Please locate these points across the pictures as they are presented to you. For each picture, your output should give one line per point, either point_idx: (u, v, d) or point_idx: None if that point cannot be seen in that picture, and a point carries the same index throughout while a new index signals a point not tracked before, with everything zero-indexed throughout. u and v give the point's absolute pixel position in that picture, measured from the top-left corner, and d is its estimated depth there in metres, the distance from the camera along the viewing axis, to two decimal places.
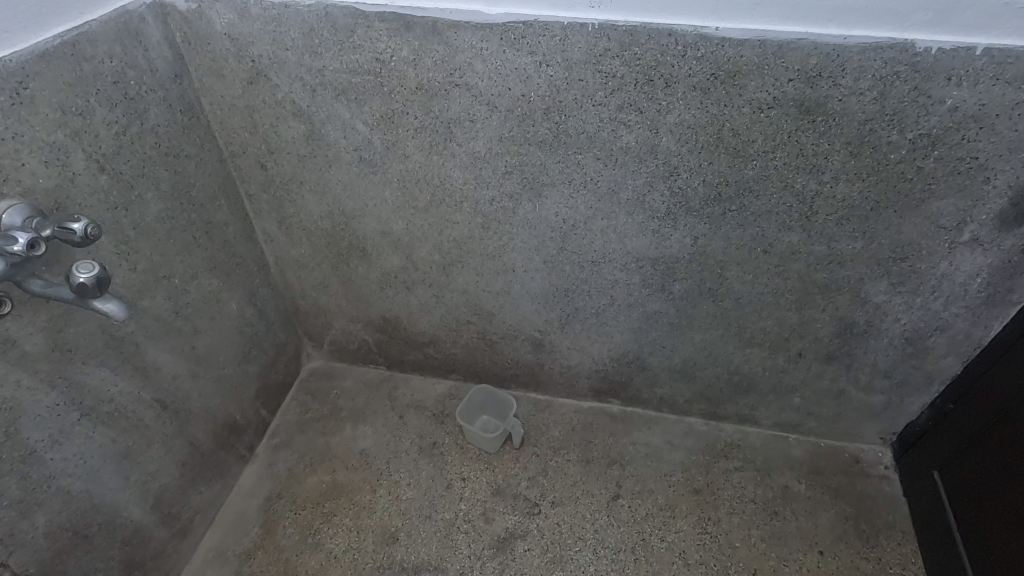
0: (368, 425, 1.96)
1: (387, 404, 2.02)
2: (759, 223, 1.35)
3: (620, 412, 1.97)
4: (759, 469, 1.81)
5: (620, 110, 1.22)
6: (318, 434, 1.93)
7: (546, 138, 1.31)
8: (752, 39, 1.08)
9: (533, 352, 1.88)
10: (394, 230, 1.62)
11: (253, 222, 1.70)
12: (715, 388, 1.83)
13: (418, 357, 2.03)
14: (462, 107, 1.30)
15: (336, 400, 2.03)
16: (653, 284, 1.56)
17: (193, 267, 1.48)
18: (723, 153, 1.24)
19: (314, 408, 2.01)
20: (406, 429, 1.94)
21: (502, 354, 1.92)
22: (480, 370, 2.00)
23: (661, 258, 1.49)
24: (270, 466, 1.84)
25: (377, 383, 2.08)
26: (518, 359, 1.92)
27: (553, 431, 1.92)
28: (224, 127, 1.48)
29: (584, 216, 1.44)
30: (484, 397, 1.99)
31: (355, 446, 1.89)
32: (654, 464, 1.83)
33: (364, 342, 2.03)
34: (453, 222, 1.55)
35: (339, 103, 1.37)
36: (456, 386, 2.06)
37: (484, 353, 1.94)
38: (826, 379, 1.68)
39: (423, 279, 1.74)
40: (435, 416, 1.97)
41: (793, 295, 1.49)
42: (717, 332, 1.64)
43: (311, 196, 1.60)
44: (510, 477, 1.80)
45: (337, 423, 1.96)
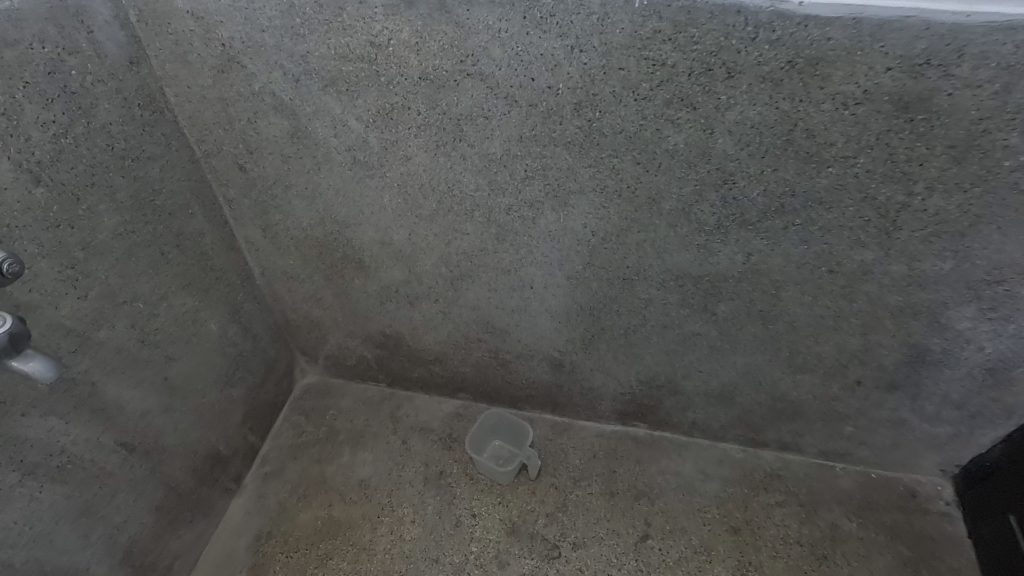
0: (368, 450, 1.77)
1: (389, 426, 1.83)
2: (828, 238, 1.13)
3: (646, 436, 1.78)
4: (804, 505, 1.62)
5: (669, 105, 1.00)
6: (313, 462, 1.75)
7: (576, 138, 1.09)
8: (844, 17, 0.85)
9: (552, 372, 1.68)
10: (395, 240, 1.41)
11: (234, 230, 1.49)
12: (756, 414, 1.63)
13: (422, 374, 1.83)
14: (475, 101, 1.08)
15: (333, 422, 1.85)
16: (693, 304, 1.35)
17: (162, 287, 1.28)
18: (791, 158, 1.02)
19: (309, 430, 1.82)
20: (410, 457, 1.75)
21: (516, 373, 1.72)
22: (491, 390, 1.81)
23: (705, 276, 1.28)
24: (260, 500, 1.66)
25: (378, 402, 1.89)
26: (534, 379, 1.72)
27: (572, 458, 1.74)
28: (194, 122, 1.26)
29: (617, 227, 1.23)
30: (495, 421, 1.82)
31: (354, 476, 1.71)
32: (686, 499, 1.65)
33: (363, 357, 1.84)
34: (462, 232, 1.34)
35: (328, 96, 1.15)
36: (465, 405, 1.87)
37: (496, 372, 1.74)
38: (886, 409, 1.48)
39: (428, 294, 1.54)
40: (442, 440, 1.79)
41: (859, 319, 1.28)
42: (764, 357, 1.44)
43: (298, 202, 1.39)
44: (526, 512, 1.62)
45: (334, 448, 1.78)
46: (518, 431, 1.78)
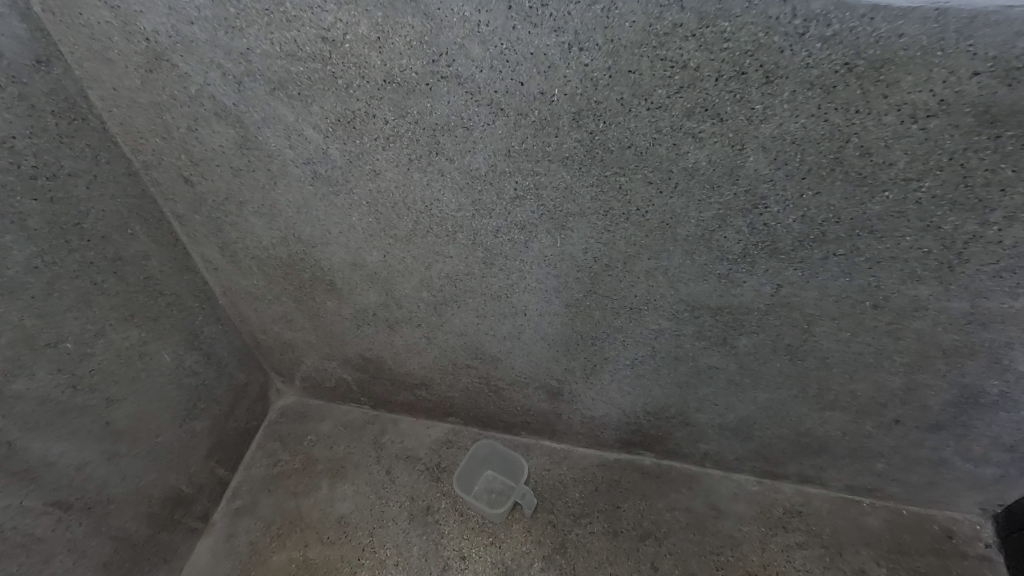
0: (348, 483, 1.62)
1: (372, 455, 1.68)
2: (876, 271, 0.95)
3: (653, 466, 1.62)
4: (828, 548, 1.46)
5: (690, 116, 0.81)
6: (288, 495, 1.60)
7: (575, 153, 0.90)
8: (925, 7, 0.65)
9: (549, 400, 1.51)
10: (368, 262, 1.23)
11: (188, 248, 1.32)
12: (776, 448, 1.46)
13: (407, 398, 1.67)
14: (453, 109, 0.90)
15: (311, 449, 1.70)
16: (710, 337, 1.18)
17: (97, 322, 1.11)
18: (839, 179, 0.84)
19: (284, 459, 1.67)
20: (394, 490, 1.60)
21: (509, 400, 1.56)
22: (483, 416, 1.65)
23: (725, 307, 1.10)
24: (229, 540, 1.51)
25: (360, 427, 1.74)
26: (530, 406, 1.56)
27: (572, 491, 1.58)
28: (127, 131, 1.08)
29: (624, 254, 1.05)
30: (489, 452, 1.67)
31: (333, 512, 1.56)
32: (697, 539, 1.49)
33: (343, 380, 1.68)
34: (444, 255, 1.16)
35: (277, 101, 0.96)
36: (454, 431, 1.72)
37: (487, 398, 1.57)
38: (925, 448, 1.31)
39: (409, 318, 1.36)
40: (429, 471, 1.64)
41: (903, 358, 1.10)
42: (789, 393, 1.27)
43: (256, 219, 1.21)
44: (521, 555, 1.47)
45: (311, 479, 1.63)
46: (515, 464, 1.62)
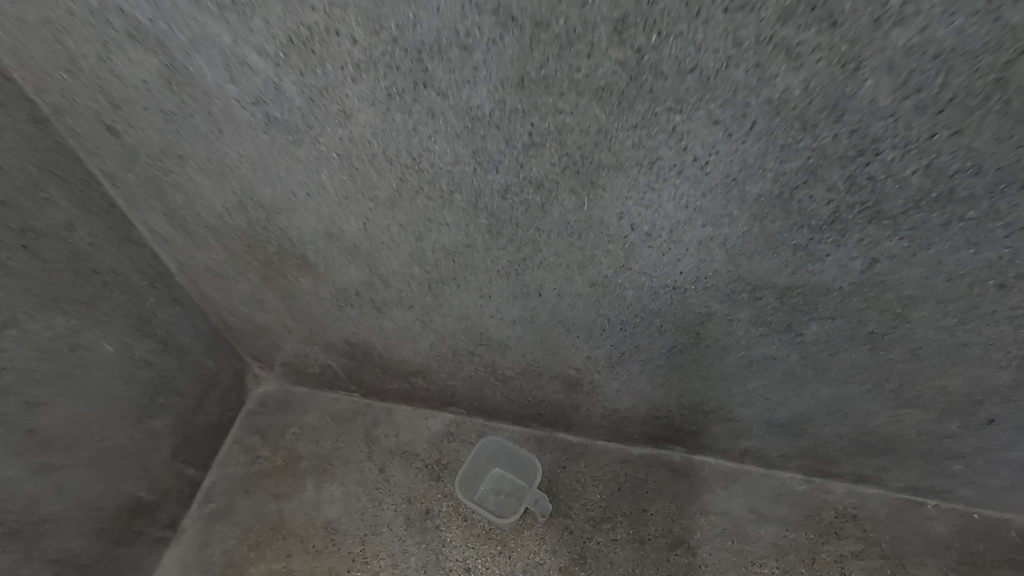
0: (336, 483, 1.43)
1: (363, 450, 1.48)
2: (1015, 241, 0.71)
3: (683, 462, 1.42)
4: (888, 559, 1.26)
5: (786, 21, 0.56)
6: (268, 498, 1.41)
7: (614, 81, 0.66)
8: None
9: (565, 391, 1.30)
10: (345, 232, 1.00)
11: (130, 215, 1.09)
12: (831, 446, 1.25)
13: (402, 386, 1.46)
14: (444, 19, 0.64)
15: (294, 444, 1.50)
16: (770, 323, 0.95)
17: (5, 311, 0.89)
18: (992, 113, 0.59)
19: (265, 456, 1.48)
20: (388, 491, 1.41)
21: (519, 390, 1.34)
22: (488, 406, 1.44)
23: (795, 287, 0.86)
24: (202, 550, 1.33)
25: (350, 417, 1.54)
26: (542, 397, 1.34)
27: (591, 493, 1.38)
28: (23, 63, 0.83)
29: (670, 219, 0.81)
30: (495, 449, 1.46)
31: (319, 518, 1.37)
32: (735, 549, 1.30)
33: (328, 366, 1.47)
34: (439, 222, 0.92)
35: (205, 16, 0.71)
36: (456, 421, 1.51)
37: (493, 388, 1.36)
38: (1018, 452, 1.09)
39: (399, 299, 1.13)
40: (428, 468, 1.44)
41: (1021, 350, 0.86)
42: (859, 388, 1.05)
43: (204, 179, 0.97)
44: (534, 567, 1.29)
45: (294, 479, 1.44)
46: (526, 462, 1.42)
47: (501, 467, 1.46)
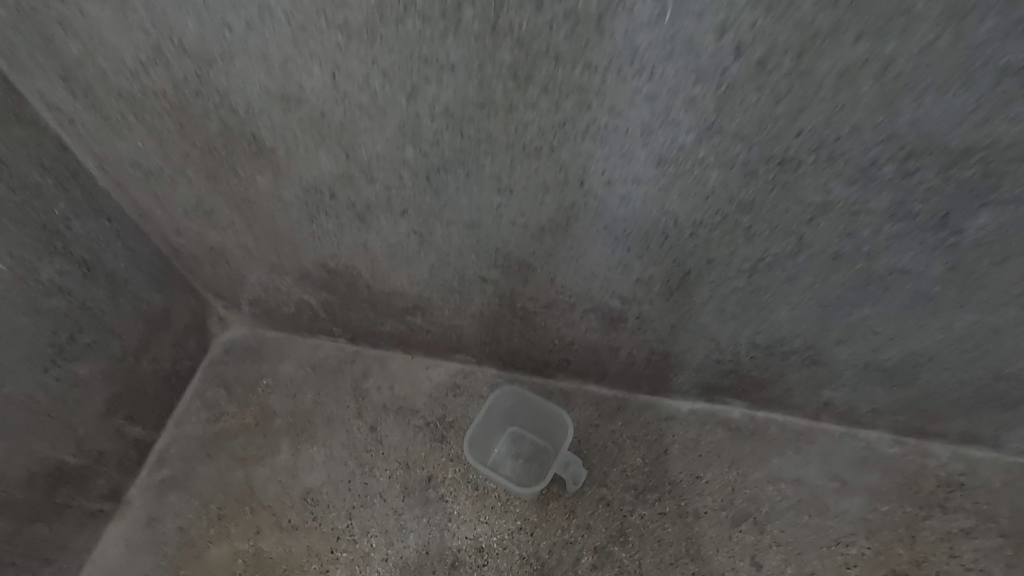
0: (317, 445, 1.17)
1: (350, 405, 1.22)
2: None
3: (743, 420, 1.16)
4: (1009, 538, 1.00)
5: None
6: (234, 463, 1.15)
7: None
8: None
9: (601, 329, 1.02)
10: (307, 93, 0.71)
11: (20, 84, 0.80)
12: (943, 398, 0.98)
13: (397, 328, 1.19)
14: None
15: (267, 399, 1.23)
16: (916, 215, 0.66)
17: None
18: None
19: (231, 413, 1.22)
20: (381, 455, 1.15)
21: (543, 329, 1.07)
22: (504, 351, 1.17)
23: (976, 150, 0.57)
24: (152, 527, 1.08)
25: (335, 367, 1.27)
26: (572, 338, 1.07)
27: (630, 457, 1.12)
28: None
29: (802, 32, 0.51)
30: (510, 402, 1.15)
31: (297, 487, 1.12)
32: (813, 524, 1.04)
33: (305, 303, 1.19)
34: (439, 65, 0.63)
35: None
36: (464, 371, 1.25)
37: (510, 327, 1.09)
38: None
39: (387, 201, 0.85)
40: (430, 427, 1.18)
41: None
42: (1016, 314, 0.76)
43: (100, 8, 0.67)
44: (562, 547, 1.04)
45: (267, 440, 1.18)
46: (550, 420, 1.12)
47: (521, 425, 1.18)
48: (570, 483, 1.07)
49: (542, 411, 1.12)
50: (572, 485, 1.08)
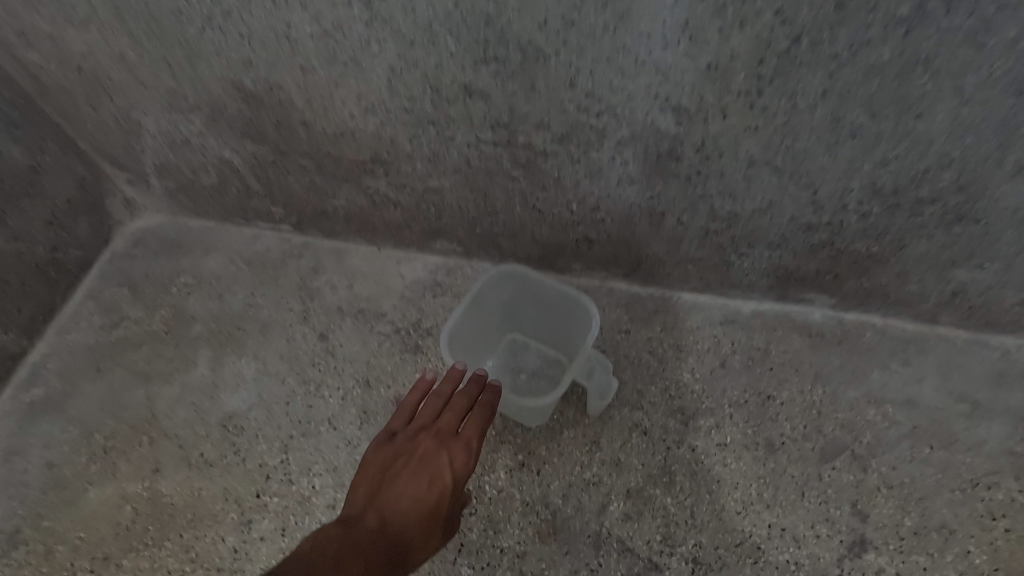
0: (246, 358, 0.86)
1: (293, 309, 0.91)
2: None
3: (828, 323, 0.84)
4: None
5: None
6: (131, 380, 0.84)
7: None
8: None
9: (640, 178, 0.70)
10: None
11: None
12: None
13: (355, 201, 0.87)
14: None
15: (183, 301, 0.92)
16: None
17: None
18: None
19: (133, 318, 0.90)
20: (332, 370, 0.84)
21: (554, 186, 0.75)
22: (500, 232, 0.85)
23: None
24: (10, 463, 0.78)
25: (276, 262, 0.96)
26: (596, 198, 0.75)
27: (674, 371, 0.81)
28: None
29: None
30: (505, 295, 0.81)
31: (215, 411, 0.81)
32: (938, 460, 0.73)
33: (227, 167, 0.86)
34: None
35: None
36: (447, 266, 0.93)
37: (508, 185, 0.77)
38: None
39: None
40: (401, 335, 0.87)
41: None
42: None
43: None
44: (581, 490, 0.73)
45: (178, 353, 0.87)
46: (566, 317, 0.79)
47: (528, 328, 0.85)
48: (595, 398, 0.76)
49: (554, 305, 0.79)
50: (597, 402, 0.76)
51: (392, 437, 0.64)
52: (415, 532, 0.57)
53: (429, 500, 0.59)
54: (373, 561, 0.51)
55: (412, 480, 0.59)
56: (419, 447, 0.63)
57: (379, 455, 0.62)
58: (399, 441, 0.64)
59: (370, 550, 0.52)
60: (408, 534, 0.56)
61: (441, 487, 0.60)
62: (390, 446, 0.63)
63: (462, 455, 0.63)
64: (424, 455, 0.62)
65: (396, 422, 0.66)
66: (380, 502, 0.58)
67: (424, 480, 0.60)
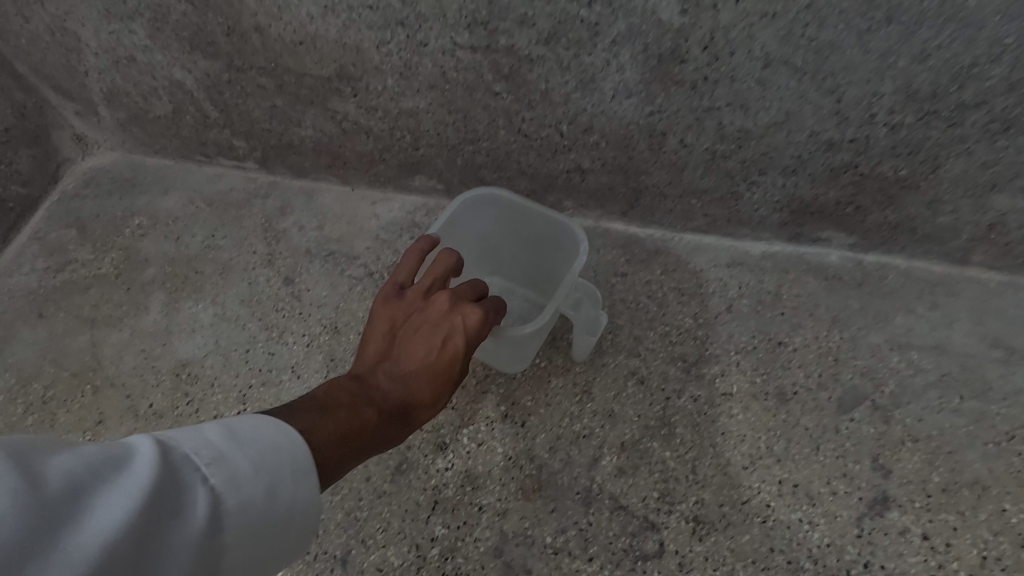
0: (204, 302, 0.78)
1: (256, 251, 0.82)
2: None
3: (846, 264, 0.76)
4: None
5: None
6: (76, 325, 0.76)
7: None
8: None
9: (640, 87, 0.61)
10: None
11: None
12: None
13: (323, 128, 0.78)
14: None
15: (136, 243, 0.84)
16: None
17: None
18: None
19: (81, 260, 0.82)
20: (297, 316, 0.76)
21: (542, 101, 0.66)
22: (484, 163, 0.77)
23: None
24: None
25: (239, 202, 0.87)
26: (589, 115, 0.66)
27: (675, 317, 0.73)
28: None
29: None
30: (482, 226, 0.73)
31: (166, 358, 0.74)
32: (970, 411, 0.65)
33: (180, 89, 0.78)
34: None
35: None
36: (427, 205, 0.84)
37: (490, 102, 0.68)
38: None
39: None
40: (374, 279, 0.79)
41: None
42: None
43: None
44: (570, 443, 0.66)
45: (129, 297, 0.79)
46: (551, 247, 0.72)
47: (509, 264, 0.78)
48: (584, 333, 0.67)
49: (537, 233, 0.72)
50: (587, 338, 0.67)
51: (401, 291, 0.56)
52: (426, 395, 0.51)
53: (441, 366, 0.52)
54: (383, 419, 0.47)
55: (422, 341, 0.52)
56: (432, 306, 0.54)
57: (390, 309, 0.55)
58: (408, 298, 0.55)
59: (379, 407, 0.48)
60: (420, 396, 0.51)
61: (454, 350, 0.52)
62: (399, 302, 0.56)
63: (477, 319, 0.53)
64: (435, 317, 0.53)
65: (405, 273, 0.57)
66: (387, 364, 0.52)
67: (434, 342, 0.52)
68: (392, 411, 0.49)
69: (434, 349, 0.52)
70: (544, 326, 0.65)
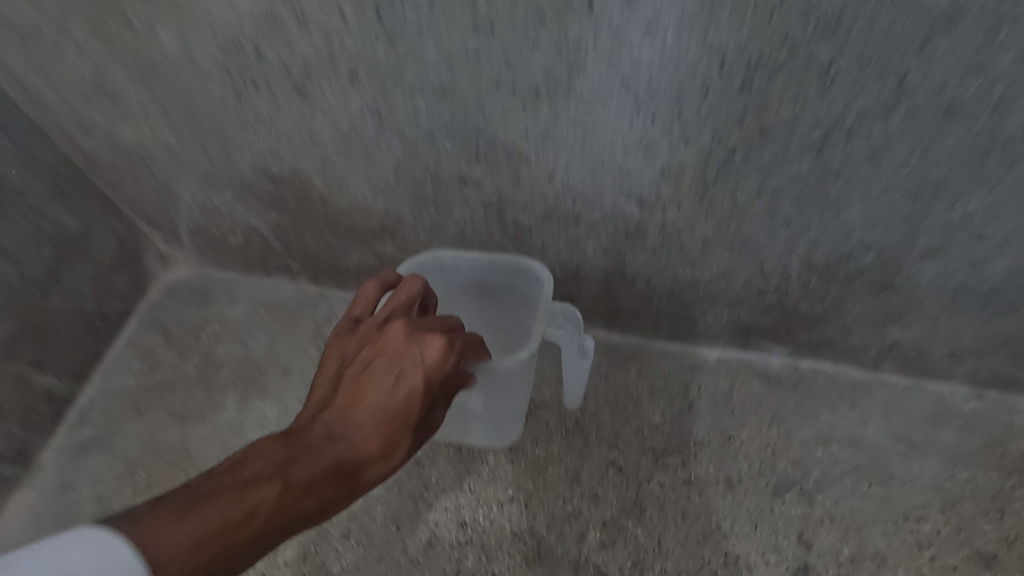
0: (269, 399, 0.97)
1: (310, 354, 1.01)
2: None
3: (784, 369, 0.94)
4: None
5: None
6: (169, 420, 0.95)
7: None
8: None
9: (613, 250, 0.81)
10: None
11: None
12: None
13: (365, 259, 0.98)
14: None
15: (211, 347, 1.03)
16: None
17: None
18: None
19: (167, 362, 1.01)
20: None
21: (539, 254, 0.86)
22: None
23: None
24: (64, 497, 0.88)
25: (294, 311, 1.06)
26: (576, 264, 0.86)
27: (647, 414, 0.92)
28: None
29: None
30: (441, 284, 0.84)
31: None
32: (876, 494, 0.83)
33: (252, 230, 0.98)
34: None
35: None
36: None
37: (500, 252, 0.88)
38: None
39: (329, 60, 0.64)
40: None
41: None
42: None
43: None
44: (562, 521, 0.84)
45: (208, 395, 0.98)
46: (503, 284, 0.84)
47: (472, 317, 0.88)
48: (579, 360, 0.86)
49: (488, 278, 0.83)
50: (581, 363, 0.87)
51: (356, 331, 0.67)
52: (373, 440, 0.58)
53: (389, 411, 0.59)
54: (323, 474, 0.54)
55: (374, 385, 0.60)
56: (383, 346, 0.62)
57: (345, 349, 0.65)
58: (359, 339, 0.65)
59: (318, 462, 0.55)
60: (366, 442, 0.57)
61: (400, 394, 0.59)
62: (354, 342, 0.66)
63: (435, 351, 0.61)
64: (388, 358, 0.61)
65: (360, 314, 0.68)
66: (343, 407, 0.59)
67: (389, 382, 0.60)
68: (335, 462, 0.55)
69: (388, 390, 0.59)
70: (529, 360, 0.77)
